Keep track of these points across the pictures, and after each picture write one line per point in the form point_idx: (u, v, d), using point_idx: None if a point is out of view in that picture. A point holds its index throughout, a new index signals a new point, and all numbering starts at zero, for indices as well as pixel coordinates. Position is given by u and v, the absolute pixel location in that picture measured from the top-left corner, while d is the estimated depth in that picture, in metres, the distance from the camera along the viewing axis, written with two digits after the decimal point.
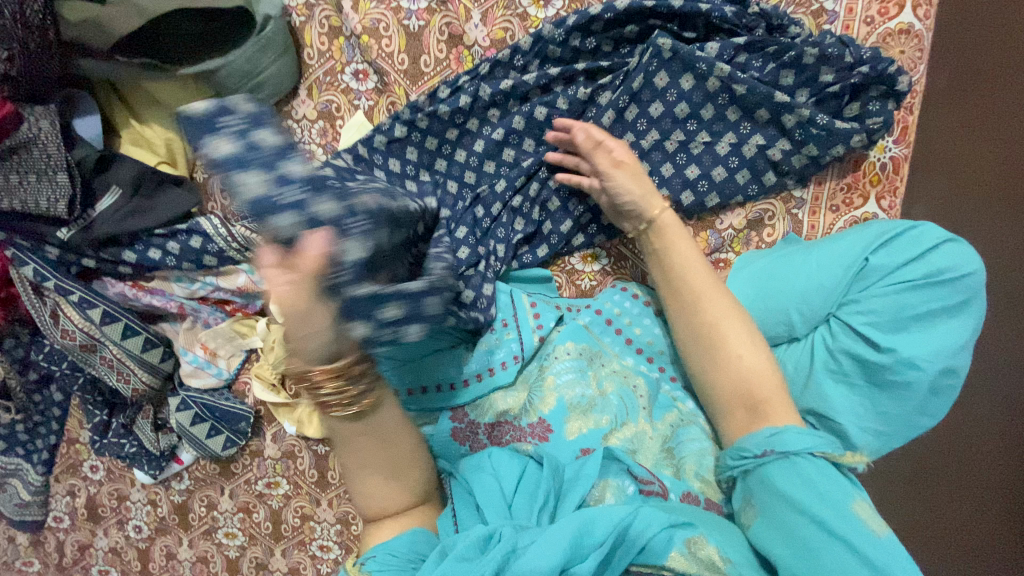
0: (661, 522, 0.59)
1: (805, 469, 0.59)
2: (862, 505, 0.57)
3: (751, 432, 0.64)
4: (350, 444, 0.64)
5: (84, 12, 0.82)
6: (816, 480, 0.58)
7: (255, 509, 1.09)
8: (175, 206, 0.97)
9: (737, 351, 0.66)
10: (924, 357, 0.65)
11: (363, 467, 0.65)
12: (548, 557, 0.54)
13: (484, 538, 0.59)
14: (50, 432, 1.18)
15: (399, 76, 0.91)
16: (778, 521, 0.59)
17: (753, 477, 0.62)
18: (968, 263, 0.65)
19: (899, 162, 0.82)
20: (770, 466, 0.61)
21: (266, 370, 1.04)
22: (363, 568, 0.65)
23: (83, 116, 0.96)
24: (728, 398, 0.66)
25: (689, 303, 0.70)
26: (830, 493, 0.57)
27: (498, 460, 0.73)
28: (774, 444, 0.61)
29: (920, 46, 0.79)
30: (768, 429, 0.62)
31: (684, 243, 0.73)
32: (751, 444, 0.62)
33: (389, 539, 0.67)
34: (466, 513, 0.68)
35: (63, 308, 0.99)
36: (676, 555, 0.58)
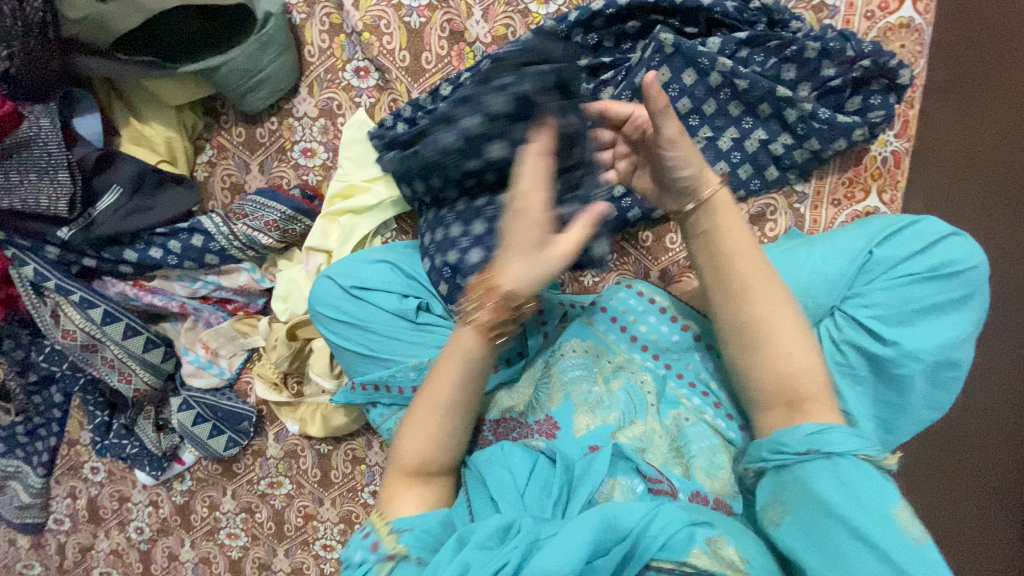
0: (682, 520, 0.57)
1: (847, 473, 0.51)
2: (905, 511, 0.49)
3: (789, 427, 0.56)
4: (449, 375, 0.61)
5: (83, 9, 0.83)
6: (859, 482, 0.50)
7: (257, 509, 1.09)
8: (177, 205, 0.99)
9: (787, 349, 0.57)
10: (927, 348, 0.65)
11: (448, 406, 0.62)
12: (573, 549, 0.53)
13: (503, 528, 0.58)
14: (50, 434, 1.18)
15: (400, 73, 0.91)
16: (811, 523, 0.52)
17: (787, 474, 0.55)
18: (971, 256, 0.65)
19: (900, 156, 0.82)
20: (809, 465, 0.53)
21: (268, 369, 1.03)
22: (398, 540, 0.58)
23: (82, 114, 0.95)
24: (767, 398, 0.58)
25: (738, 290, 0.59)
26: (870, 499, 0.50)
27: (509, 454, 0.72)
28: (817, 443, 0.53)
29: (919, 40, 0.79)
30: (810, 426, 0.54)
31: (737, 226, 0.61)
32: (792, 439, 0.54)
33: (421, 514, 0.61)
34: (481, 504, 0.66)
35: (64, 308, 0.99)
36: (698, 552, 0.55)
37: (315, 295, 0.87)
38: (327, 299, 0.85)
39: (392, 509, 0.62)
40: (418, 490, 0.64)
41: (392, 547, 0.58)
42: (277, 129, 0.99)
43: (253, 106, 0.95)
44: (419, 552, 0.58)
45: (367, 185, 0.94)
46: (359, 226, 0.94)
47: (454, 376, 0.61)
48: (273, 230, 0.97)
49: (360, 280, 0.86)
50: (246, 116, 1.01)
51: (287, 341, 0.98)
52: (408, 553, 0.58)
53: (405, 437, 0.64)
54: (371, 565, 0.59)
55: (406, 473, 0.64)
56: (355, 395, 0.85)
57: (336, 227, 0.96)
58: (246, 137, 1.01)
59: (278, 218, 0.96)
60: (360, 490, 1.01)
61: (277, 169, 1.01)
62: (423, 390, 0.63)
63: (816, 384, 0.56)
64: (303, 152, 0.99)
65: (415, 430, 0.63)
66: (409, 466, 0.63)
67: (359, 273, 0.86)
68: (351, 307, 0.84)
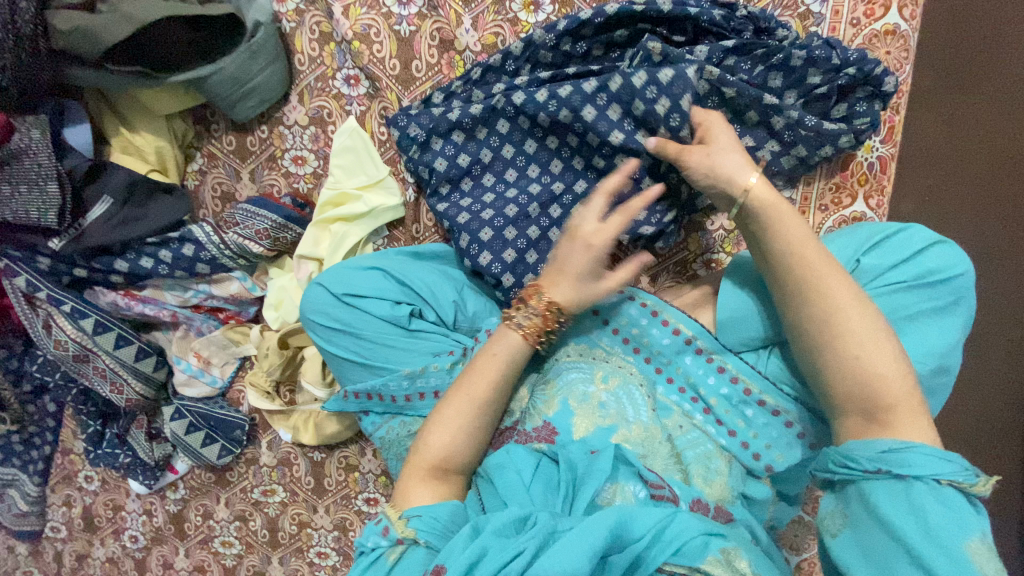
0: (697, 528, 0.59)
1: (919, 497, 0.52)
2: (979, 545, 0.49)
3: (864, 440, 0.56)
4: (488, 374, 0.71)
5: (73, 20, 0.82)
6: (930, 510, 0.51)
7: (251, 517, 1.09)
8: (171, 214, 0.98)
9: (854, 351, 0.57)
10: (915, 356, 0.65)
11: (478, 408, 0.70)
12: (588, 541, 0.54)
13: (519, 520, 0.59)
14: (44, 443, 1.17)
15: (390, 81, 0.91)
16: (873, 542, 0.54)
17: (853, 488, 0.56)
18: (957, 264, 0.67)
19: (887, 161, 0.84)
20: (878, 483, 0.54)
21: (260, 377, 1.04)
22: (408, 524, 0.61)
23: (73, 124, 0.95)
24: (849, 401, 0.58)
25: (798, 291, 0.61)
26: (944, 527, 0.50)
27: (513, 454, 0.71)
28: (889, 462, 0.54)
29: (905, 46, 0.80)
30: (885, 443, 0.54)
31: (794, 221, 0.63)
32: (863, 455, 0.55)
33: (433, 503, 0.64)
34: (494, 502, 0.67)
35: (56, 319, 0.99)
36: (713, 559, 0.57)
37: (307, 302, 0.86)
38: (318, 306, 0.85)
39: (406, 501, 0.65)
40: (432, 487, 0.67)
41: (402, 531, 0.61)
42: (268, 137, 0.99)
43: (244, 114, 0.96)
44: (427, 537, 0.60)
45: (357, 193, 0.94)
46: (349, 234, 0.95)
47: (487, 381, 0.71)
48: (264, 239, 0.97)
49: (351, 287, 0.84)
50: (235, 124, 1.01)
51: (278, 350, 0.99)
52: (417, 537, 0.60)
53: (430, 433, 0.69)
54: (382, 550, 0.61)
55: (422, 470, 0.68)
56: (349, 404, 0.85)
57: (328, 234, 0.97)
58: (237, 145, 1.01)
59: (268, 226, 0.96)
60: (354, 497, 1.02)
61: (269, 177, 1.01)
62: (453, 393, 0.71)
63: (902, 385, 0.56)
64: (294, 160, 0.99)
65: (441, 429, 0.69)
66: (428, 461, 0.68)
67: (350, 279, 0.85)
68: (343, 314, 0.84)
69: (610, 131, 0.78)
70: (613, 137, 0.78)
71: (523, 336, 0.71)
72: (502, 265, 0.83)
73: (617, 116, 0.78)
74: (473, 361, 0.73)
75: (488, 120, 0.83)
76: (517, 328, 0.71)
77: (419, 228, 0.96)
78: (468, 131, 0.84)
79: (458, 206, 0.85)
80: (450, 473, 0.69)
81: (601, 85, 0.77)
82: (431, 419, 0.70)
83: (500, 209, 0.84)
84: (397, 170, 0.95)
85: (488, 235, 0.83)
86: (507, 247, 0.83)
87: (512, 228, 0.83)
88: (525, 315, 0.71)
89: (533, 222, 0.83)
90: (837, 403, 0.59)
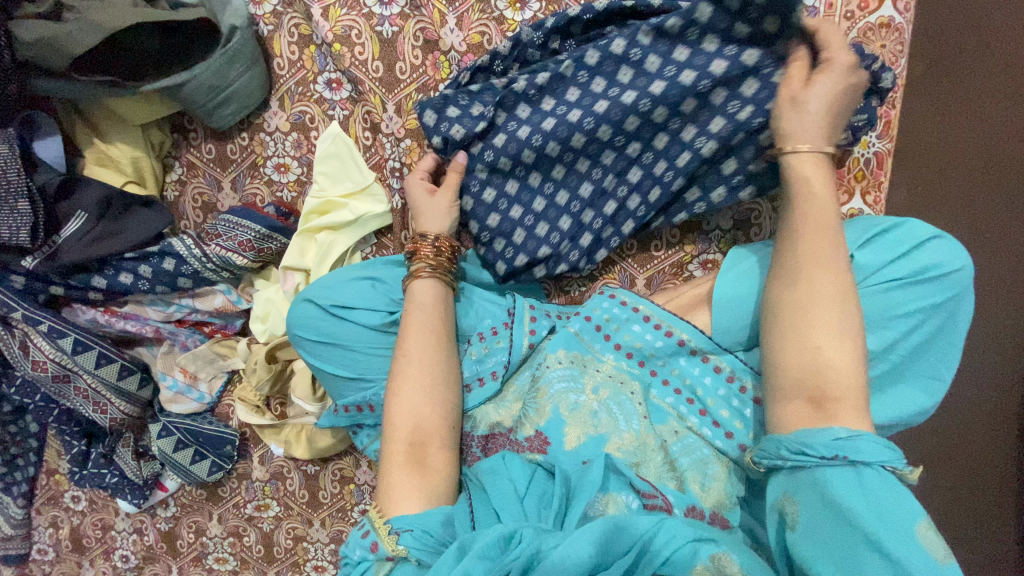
0: (687, 534, 0.55)
1: (870, 483, 0.49)
2: (927, 528, 0.47)
3: (812, 428, 0.52)
4: (413, 330, 0.74)
5: (38, 31, 0.78)
6: (883, 497, 0.48)
7: (245, 533, 1.06)
8: (148, 228, 0.95)
9: (816, 342, 0.55)
10: (904, 349, 0.64)
11: (421, 362, 0.72)
12: (575, 559, 0.51)
13: (505, 538, 0.55)
14: (29, 464, 1.14)
15: (373, 84, 0.88)
16: (825, 535, 0.49)
17: (804, 475, 0.52)
18: (954, 259, 0.63)
19: (883, 156, 0.82)
20: (832, 471, 0.50)
21: (249, 392, 1.01)
22: (397, 542, 0.59)
23: (43, 137, 0.91)
24: (789, 385, 0.55)
25: (791, 274, 0.58)
26: (895, 514, 0.47)
27: (511, 464, 0.69)
28: (843, 449, 0.50)
29: (899, 39, 0.78)
30: (839, 431, 0.51)
31: (826, 195, 0.60)
32: (818, 442, 0.51)
33: (420, 513, 0.62)
34: (483, 512, 0.63)
35: (33, 339, 0.96)
36: (702, 568, 0.52)
37: (293, 318, 0.84)
38: (304, 318, 0.83)
39: (393, 508, 0.63)
40: (414, 480, 0.65)
41: (392, 548, 0.60)
42: (248, 144, 0.96)
43: (222, 122, 0.93)
44: (419, 554, 0.58)
45: (343, 201, 0.91)
46: (336, 243, 0.92)
47: (417, 330, 0.74)
48: (248, 250, 0.95)
49: (338, 298, 0.82)
50: (214, 132, 0.98)
51: (267, 365, 0.97)
52: (408, 554, 0.59)
53: (394, 409, 0.70)
54: (371, 563, 0.61)
55: (400, 455, 0.67)
56: (339, 417, 0.83)
57: (314, 244, 0.94)
58: (216, 153, 0.98)
59: (251, 237, 0.94)
60: (350, 509, 0.99)
61: (250, 186, 0.98)
62: (399, 355, 0.74)
63: (850, 380, 0.53)
64: (277, 167, 0.96)
65: (401, 400, 0.70)
66: (402, 439, 0.68)
67: (336, 290, 0.83)
68: (332, 327, 0.81)
69: (708, 62, 0.69)
70: (684, 76, 0.70)
71: (420, 277, 0.77)
72: (580, 251, 0.82)
73: (715, 46, 0.69)
74: (404, 317, 0.76)
75: (556, 90, 0.76)
76: (421, 272, 0.78)
77: (407, 235, 0.93)
78: (533, 103, 0.77)
79: (521, 190, 0.80)
80: (428, 451, 0.68)
81: (658, 31, 0.70)
82: (390, 399, 0.71)
83: (550, 191, 0.80)
84: (383, 175, 0.92)
85: (568, 223, 0.81)
86: (521, 252, 0.81)
87: (522, 230, 0.80)
88: (426, 261, 0.78)
89: (609, 197, 0.80)
90: (781, 386, 0.56)
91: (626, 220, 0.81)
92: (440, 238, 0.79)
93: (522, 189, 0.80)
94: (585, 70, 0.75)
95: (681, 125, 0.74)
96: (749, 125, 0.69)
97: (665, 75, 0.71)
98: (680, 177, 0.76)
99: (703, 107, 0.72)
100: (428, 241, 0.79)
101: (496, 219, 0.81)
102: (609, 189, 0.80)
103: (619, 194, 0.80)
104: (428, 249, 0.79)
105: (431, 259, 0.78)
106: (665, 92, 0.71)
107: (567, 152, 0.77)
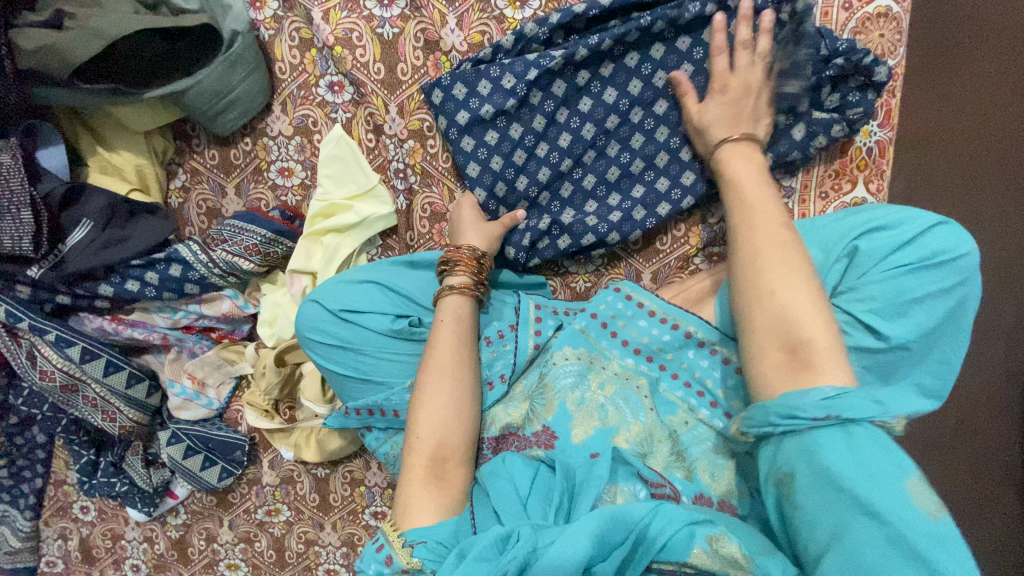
0: (682, 518, 0.55)
1: (858, 440, 0.45)
2: (917, 483, 0.43)
3: (798, 388, 0.48)
4: (447, 341, 0.75)
5: (40, 39, 0.78)
6: (874, 454, 0.44)
7: (257, 538, 1.06)
8: (153, 235, 0.95)
9: (771, 287, 0.54)
10: (921, 335, 0.62)
11: (441, 370, 0.72)
12: (569, 555, 0.51)
13: (502, 539, 0.55)
14: (36, 476, 1.14)
15: (375, 86, 0.89)
16: (818, 507, 0.45)
17: (797, 443, 0.47)
18: (959, 244, 0.62)
19: (885, 146, 0.79)
20: (822, 433, 0.46)
21: (257, 396, 1.01)
22: (412, 554, 0.59)
23: (47, 146, 0.92)
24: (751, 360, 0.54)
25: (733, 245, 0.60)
26: (886, 469, 0.44)
27: (512, 464, 0.67)
28: (833, 409, 0.46)
29: (898, 29, 0.76)
30: (826, 389, 0.47)
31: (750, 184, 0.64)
32: (807, 403, 0.47)
33: (435, 524, 0.62)
34: (484, 515, 0.62)
35: (41, 349, 0.96)
36: (699, 552, 0.53)
37: (303, 320, 0.84)
38: (315, 323, 0.83)
39: (408, 520, 0.63)
40: (431, 491, 0.65)
41: (407, 561, 0.59)
42: (251, 149, 0.97)
43: (225, 128, 0.93)
44: (432, 565, 0.58)
45: (348, 203, 0.92)
46: (342, 245, 0.92)
47: (448, 339, 0.75)
48: (254, 254, 0.95)
49: (349, 302, 0.82)
50: (217, 137, 0.98)
51: (276, 367, 0.96)
52: (422, 567, 0.58)
53: (421, 422, 0.70)
54: None
55: (421, 470, 0.67)
56: (350, 420, 0.83)
57: (320, 247, 0.94)
58: (220, 159, 0.99)
59: (258, 242, 0.94)
60: (361, 512, 0.99)
61: (255, 190, 0.98)
62: (425, 367, 0.74)
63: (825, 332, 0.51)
64: (280, 171, 0.96)
65: (428, 412, 0.70)
66: (425, 453, 0.68)
67: (346, 294, 0.83)
68: (341, 330, 0.82)
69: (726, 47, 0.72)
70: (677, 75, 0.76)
71: (457, 292, 0.77)
72: (608, 224, 0.82)
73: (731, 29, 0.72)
74: (437, 326, 0.76)
75: (592, 64, 0.78)
76: (465, 290, 0.78)
77: (412, 236, 0.93)
78: (566, 78, 0.79)
79: (536, 182, 0.83)
80: (447, 467, 0.67)
81: (668, 20, 0.74)
82: (415, 407, 0.71)
83: (553, 184, 0.83)
84: (387, 177, 0.92)
85: (594, 206, 0.83)
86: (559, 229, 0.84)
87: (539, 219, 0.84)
88: (457, 275, 0.78)
89: (636, 180, 0.81)
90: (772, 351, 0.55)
91: (659, 202, 0.80)
92: (482, 248, 0.80)
93: (538, 181, 0.83)
94: (621, 44, 0.77)
95: None
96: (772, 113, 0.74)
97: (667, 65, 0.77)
98: None
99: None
100: (470, 253, 0.79)
101: (544, 202, 0.85)
102: (637, 173, 0.81)
103: (646, 178, 0.81)
104: (467, 257, 0.79)
105: (469, 273, 0.78)
106: (665, 85, 0.77)
107: (599, 137, 0.80)
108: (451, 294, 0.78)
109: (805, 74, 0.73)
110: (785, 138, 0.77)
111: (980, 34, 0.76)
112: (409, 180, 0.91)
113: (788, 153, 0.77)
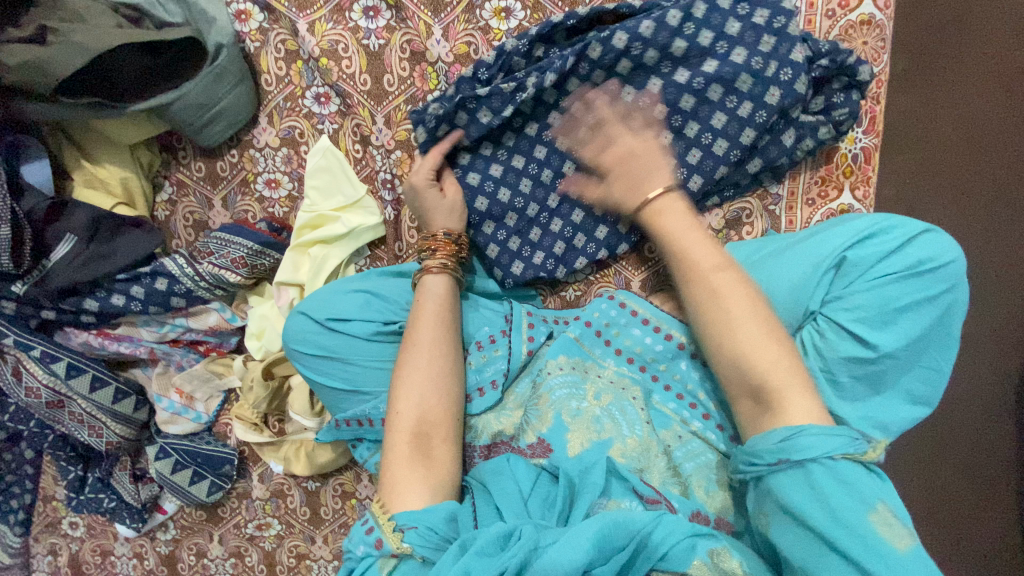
0: (684, 529, 0.54)
1: (820, 481, 0.48)
2: (882, 513, 0.46)
3: (762, 432, 0.52)
4: (425, 318, 0.74)
5: (22, 54, 0.77)
6: (835, 495, 0.47)
7: (246, 553, 1.05)
8: (137, 248, 0.94)
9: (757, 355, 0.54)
10: (908, 344, 0.62)
11: (427, 351, 0.72)
12: (569, 556, 0.50)
13: (503, 536, 0.54)
14: (24, 491, 1.13)
15: (362, 97, 0.88)
16: (788, 544, 0.50)
17: (764, 486, 0.51)
18: (946, 251, 0.62)
19: (870, 152, 0.79)
20: (783, 477, 0.49)
21: (246, 410, 1.00)
22: (403, 539, 0.57)
23: (29, 161, 0.92)
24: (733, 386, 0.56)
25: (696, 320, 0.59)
26: (845, 507, 0.46)
27: (517, 465, 0.68)
28: (786, 451, 0.49)
29: (881, 36, 0.77)
30: (779, 433, 0.50)
31: (689, 239, 0.62)
32: (764, 448, 0.51)
33: (425, 509, 0.60)
34: (485, 510, 0.63)
35: (27, 365, 0.95)
36: (699, 563, 0.52)
37: (290, 332, 0.83)
38: (303, 333, 0.82)
39: (397, 504, 0.61)
40: (420, 472, 0.63)
41: (396, 546, 0.57)
42: (238, 161, 0.96)
43: (211, 140, 0.93)
44: (423, 552, 0.56)
45: (336, 214, 0.91)
46: (329, 257, 0.92)
47: (428, 318, 0.74)
48: (241, 267, 0.94)
49: (336, 311, 0.82)
50: (203, 149, 0.98)
51: (263, 381, 0.95)
52: (412, 552, 0.57)
53: (400, 397, 0.69)
54: (375, 559, 0.59)
55: (404, 447, 0.65)
56: (342, 432, 0.82)
57: (308, 259, 0.94)
58: (206, 171, 0.98)
59: (244, 254, 0.93)
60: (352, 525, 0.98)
61: (242, 203, 0.98)
62: (409, 344, 0.73)
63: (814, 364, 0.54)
64: (267, 183, 0.96)
65: (407, 388, 0.69)
66: (407, 429, 0.66)
67: (333, 305, 0.82)
68: (329, 340, 0.81)
69: (703, 60, 0.73)
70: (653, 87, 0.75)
71: (432, 271, 0.77)
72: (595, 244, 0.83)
73: (710, 41, 0.73)
74: (416, 307, 0.76)
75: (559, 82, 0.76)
76: (433, 267, 0.78)
77: (400, 246, 0.92)
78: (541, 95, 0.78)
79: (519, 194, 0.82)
80: (432, 443, 0.66)
81: (633, 35, 0.72)
82: (395, 387, 0.70)
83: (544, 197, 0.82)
84: (374, 187, 0.92)
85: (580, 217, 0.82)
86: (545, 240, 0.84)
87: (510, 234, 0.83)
88: (439, 258, 0.78)
89: None
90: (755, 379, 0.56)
91: None
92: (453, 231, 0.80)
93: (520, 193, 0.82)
94: (587, 61, 0.75)
95: (683, 122, 0.76)
96: (753, 120, 0.74)
97: (635, 82, 0.75)
98: (697, 176, 0.77)
99: (702, 102, 0.74)
100: (443, 236, 0.79)
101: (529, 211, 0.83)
102: None
103: None
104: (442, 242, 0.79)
105: (440, 253, 0.78)
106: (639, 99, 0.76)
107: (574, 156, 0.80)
108: (429, 275, 0.78)
109: (799, 73, 0.72)
110: (774, 145, 0.77)
111: (962, 42, 0.76)
112: (397, 191, 0.91)
113: (778, 158, 0.78)
